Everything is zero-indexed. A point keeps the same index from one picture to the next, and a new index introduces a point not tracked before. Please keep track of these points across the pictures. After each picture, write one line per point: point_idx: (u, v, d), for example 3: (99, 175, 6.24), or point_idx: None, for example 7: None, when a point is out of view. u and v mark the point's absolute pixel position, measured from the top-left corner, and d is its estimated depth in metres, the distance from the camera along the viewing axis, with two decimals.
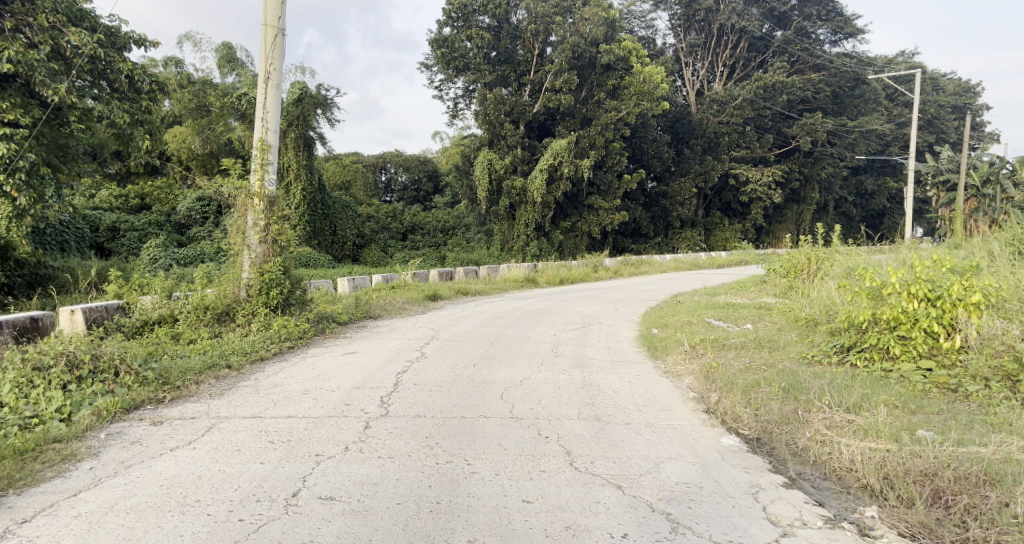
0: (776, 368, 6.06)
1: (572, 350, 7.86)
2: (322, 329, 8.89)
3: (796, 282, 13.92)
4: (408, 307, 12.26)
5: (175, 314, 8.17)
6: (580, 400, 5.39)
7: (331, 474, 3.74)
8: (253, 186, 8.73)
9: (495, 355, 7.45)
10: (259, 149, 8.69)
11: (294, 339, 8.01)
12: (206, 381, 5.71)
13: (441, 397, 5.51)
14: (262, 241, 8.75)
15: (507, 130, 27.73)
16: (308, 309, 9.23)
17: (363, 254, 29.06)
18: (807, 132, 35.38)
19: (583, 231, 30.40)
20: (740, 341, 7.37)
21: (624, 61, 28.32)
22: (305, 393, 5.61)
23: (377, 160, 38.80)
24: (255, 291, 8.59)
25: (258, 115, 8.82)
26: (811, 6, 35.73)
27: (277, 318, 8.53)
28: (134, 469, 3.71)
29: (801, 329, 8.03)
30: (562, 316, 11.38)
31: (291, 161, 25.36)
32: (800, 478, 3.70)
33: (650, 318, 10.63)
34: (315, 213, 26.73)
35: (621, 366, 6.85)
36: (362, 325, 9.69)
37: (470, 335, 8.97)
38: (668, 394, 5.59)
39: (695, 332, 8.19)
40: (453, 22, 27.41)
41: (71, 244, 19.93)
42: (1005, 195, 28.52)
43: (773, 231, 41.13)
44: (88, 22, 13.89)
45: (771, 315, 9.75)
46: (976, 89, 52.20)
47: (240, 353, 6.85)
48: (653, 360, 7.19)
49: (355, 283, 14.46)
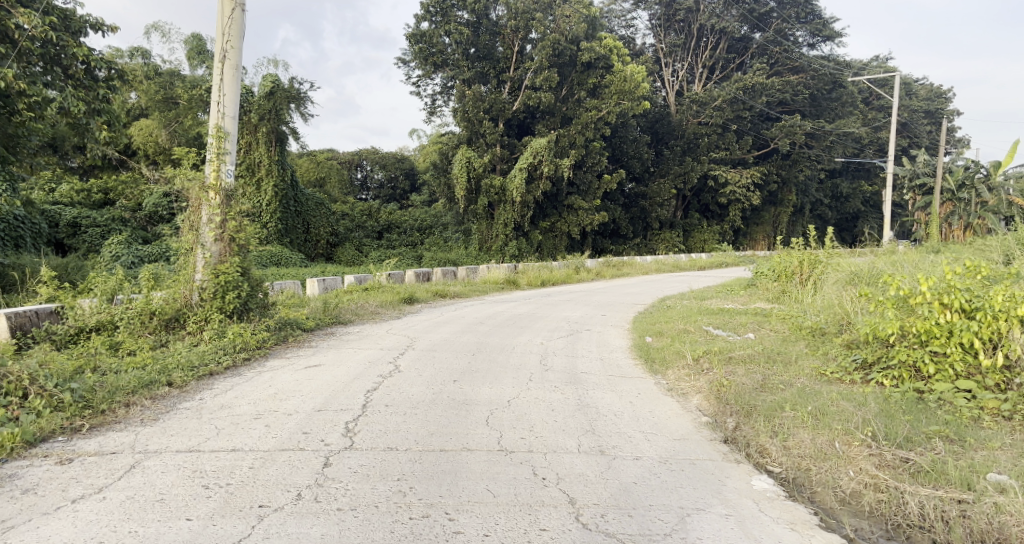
0: (796, 388, 5.38)
1: (563, 363, 7.11)
2: (285, 338, 8.03)
3: (790, 287, 13.42)
4: (382, 311, 11.43)
5: (115, 320, 7.27)
6: (578, 427, 4.67)
7: (275, 537, 2.96)
8: (208, 178, 7.87)
9: (478, 369, 6.68)
10: (216, 137, 7.82)
11: (251, 349, 7.15)
12: (138, 403, 4.85)
13: (417, 423, 4.73)
14: (218, 239, 7.84)
15: (486, 127, 26.93)
16: (270, 315, 8.35)
17: (338, 253, 28.12)
18: (785, 135, 34.88)
19: (562, 232, 29.74)
20: (747, 353, 6.72)
21: (605, 59, 27.61)
22: (256, 418, 4.79)
23: (353, 157, 37.75)
24: (210, 295, 7.70)
25: (214, 99, 7.95)
26: (790, 9, 35.37)
27: (234, 325, 7.64)
28: (14, 535, 2.89)
29: (811, 340, 7.41)
30: (548, 322, 10.65)
31: (262, 156, 24.19)
32: (859, 538, 3.03)
33: (643, 325, 9.95)
34: (288, 210, 25.58)
35: (620, 384, 6.12)
36: (331, 333, 8.84)
37: (449, 345, 8.18)
38: (677, 419, 4.89)
39: (696, 343, 7.52)
40: (431, 17, 26.61)
41: (27, 240, 18.60)
42: (981, 200, 28.62)
43: (751, 233, 41.03)
44: (39, 3, 13.03)
45: (772, 324, 9.13)
46: (948, 96, 52.81)
47: (185, 367, 5.97)
48: (654, 375, 6.48)
49: (325, 285, 13.60)
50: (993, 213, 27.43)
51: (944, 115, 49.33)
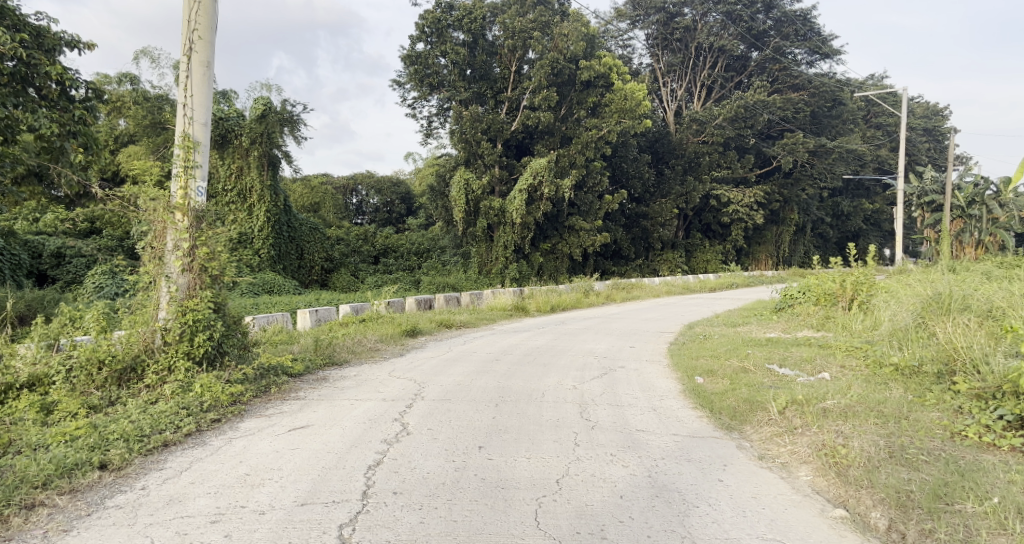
0: (943, 456, 4.02)
1: (609, 417, 5.72)
2: (266, 389, 6.63)
3: (833, 313, 12.25)
4: (381, 348, 10.02)
5: (53, 374, 5.92)
6: (667, 531, 3.34)
7: None
8: (174, 198, 6.58)
9: (509, 429, 5.29)
10: (185, 147, 6.54)
11: (224, 406, 5.74)
12: (46, 503, 3.54)
13: (439, 527, 3.38)
14: (187, 270, 6.50)
15: (484, 148, 25.74)
16: (249, 360, 6.98)
17: (333, 279, 26.78)
18: (788, 153, 33.96)
19: (563, 254, 28.44)
20: (844, 404, 5.35)
21: (604, 78, 26.54)
22: (213, 520, 3.44)
23: (348, 182, 36.61)
24: (176, 338, 6.34)
25: (181, 100, 6.67)
26: (788, 26, 34.02)
27: (203, 374, 6.25)
28: None
29: (907, 383, 6.13)
30: (572, 357, 9.27)
31: (254, 181, 22.95)
32: None
33: (684, 361, 8.61)
34: (280, 236, 24.24)
35: (692, 449, 4.76)
36: (323, 378, 7.46)
37: (465, 391, 6.78)
38: (797, 512, 3.55)
39: (767, 389, 6.22)
40: (426, 38, 25.63)
41: (5, 271, 17.19)
42: (992, 216, 27.70)
43: (753, 253, 39.94)
44: (8, 19, 12.09)
45: (842, 359, 7.84)
46: (945, 113, 52.23)
47: (130, 438, 4.58)
48: (731, 435, 5.16)
49: (318, 317, 12.36)
50: (1004, 230, 27.02)
51: (943, 132, 48.60)
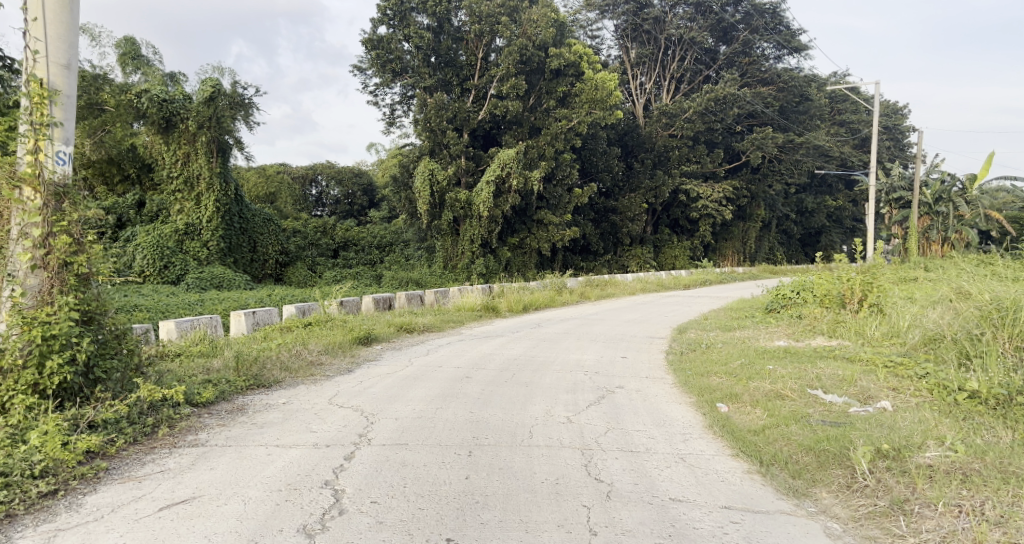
0: None
1: (626, 473, 4.15)
2: (151, 432, 4.84)
3: (842, 318, 10.93)
4: (326, 360, 8.24)
5: None
6: None
7: None
8: (21, 168, 4.72)
9: (491, 500, 3.67)
10: (32, 96, 4.67)
11: (68, 464, 3.94)
12: None
13: None
14: (38, 268, 4.66)
15: (450, 138, 23.91)
16: (134, 388, 5.18)
17: (289, 273, 24.68)
18: (756, 147, 32.99)
19: (532, 248, 26.72)
20: (955, 457, 3.85)
21: (574, 66, 24.73)
22: None
23: (307, 172, 34.09)
24: (16, 365, 4.48)
25: (25, 28, 4.78)
26: (758, 19, 32.77)
27: (55, 415, 4.43)
28: None
29: (1004, 423, 4.73)
30: (558, 373, 7.62)
31: (201, 168, 20.63)
32: None
33: (693, 380, 7.05)
34: (230, 227, 21.89)
35: (765, 540, 3.22)
36: (239, 410, 5.67)
37: (428, 429, 5.09)
38: None
39: (828, 430, 4.72)
40: (388, 21, 23.69)
41: None
42: (960, 213, 27.17)
43: (719, 249, 38.88)
44: None
45: (889, 380, 6.44)
46: (904, 111, 52.12)
47: None
48: (810, 509, 3.62)
49: (256, 320, 10.54)
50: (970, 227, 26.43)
51: (903, 130, 48.33)
